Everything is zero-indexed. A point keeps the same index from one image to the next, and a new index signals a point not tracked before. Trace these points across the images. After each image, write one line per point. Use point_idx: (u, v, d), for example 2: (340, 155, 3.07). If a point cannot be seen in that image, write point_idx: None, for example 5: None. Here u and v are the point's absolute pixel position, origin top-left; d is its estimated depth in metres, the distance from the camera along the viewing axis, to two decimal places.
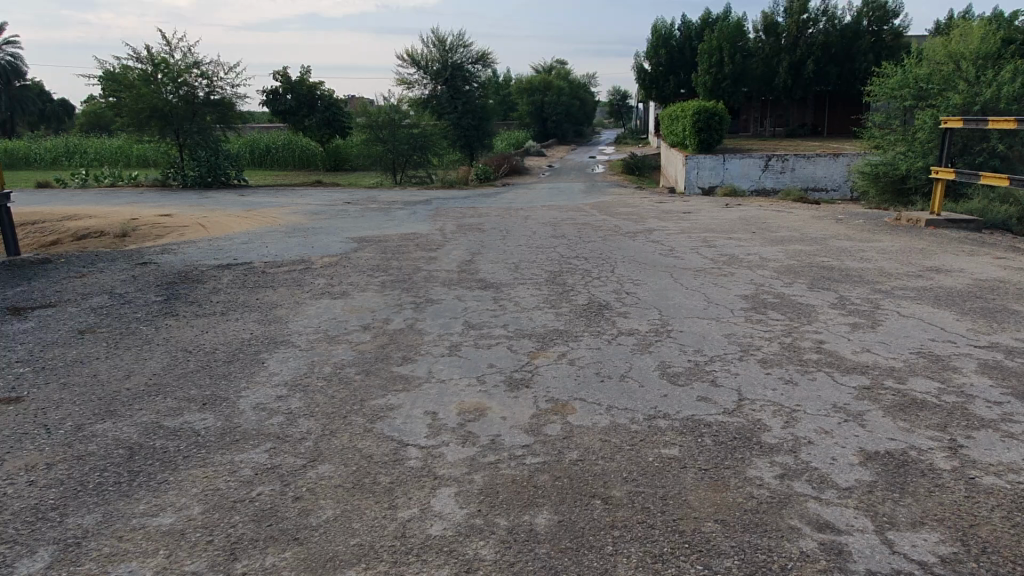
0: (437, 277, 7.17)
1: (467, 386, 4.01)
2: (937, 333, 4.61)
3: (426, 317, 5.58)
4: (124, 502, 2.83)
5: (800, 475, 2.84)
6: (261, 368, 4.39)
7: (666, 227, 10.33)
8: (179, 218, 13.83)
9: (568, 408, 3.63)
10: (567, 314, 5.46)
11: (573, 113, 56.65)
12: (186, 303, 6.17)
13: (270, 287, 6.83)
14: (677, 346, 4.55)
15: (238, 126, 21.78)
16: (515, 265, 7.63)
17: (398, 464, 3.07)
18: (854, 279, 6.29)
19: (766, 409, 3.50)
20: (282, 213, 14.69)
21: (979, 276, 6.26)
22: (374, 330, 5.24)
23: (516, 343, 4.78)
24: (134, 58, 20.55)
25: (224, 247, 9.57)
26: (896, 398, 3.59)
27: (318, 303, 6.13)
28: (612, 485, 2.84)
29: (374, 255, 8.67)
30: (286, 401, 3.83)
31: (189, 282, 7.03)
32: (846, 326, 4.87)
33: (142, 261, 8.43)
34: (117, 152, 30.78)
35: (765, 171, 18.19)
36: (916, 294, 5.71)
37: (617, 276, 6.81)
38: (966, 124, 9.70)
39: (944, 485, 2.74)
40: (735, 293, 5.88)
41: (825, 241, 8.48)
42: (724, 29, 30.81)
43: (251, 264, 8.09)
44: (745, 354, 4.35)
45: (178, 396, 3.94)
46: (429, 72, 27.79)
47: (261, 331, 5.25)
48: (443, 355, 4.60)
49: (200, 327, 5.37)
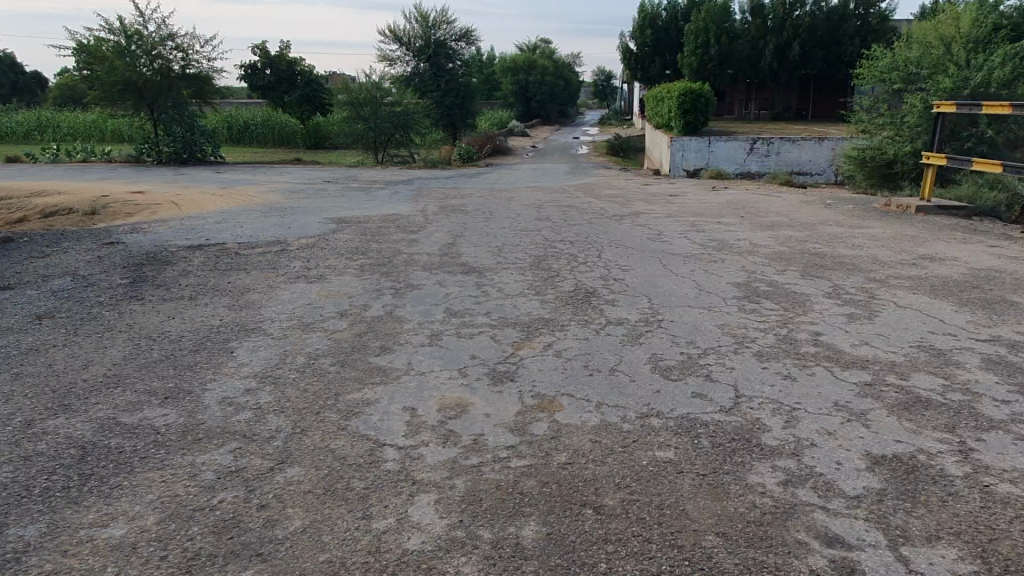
0: (419, 261, 6.90)
1: (449, 379, 3.78)
2: (937, 326, 4.45)
3: (406, 303, 5.34)
4: (72, 511, 2.58)
5: (804, 482, 2.66)
6: (229, 359, 4.14)
7: (653, 211, 10.11)
8: (151, 196, 13.40)
9: (556, 405, 3.42)
10: (553, 302, 5.23)
11: (557, 93, 56.07)
12: (152, 286, 5.87)
13: (243, 269, 6.54)
14: (668, 337, 4.35)
15: (215, 101, 21.20)
16: (499, 249, 7.39)
17: (373, 468, 2.84)
18: (848, 267, 6.12)
19: (765, 407, 3.32)
20: (259, 191, 14.30)
21: (974, 265, 6.13)
22: (351, 317, 4.98)
23: (500, 332, 4.55)
24: (106, 29, 19.90)
25: (197, 227, 9.21)
26: (901, 396, 3.42)
27: (293, 288, 5.85)
28: (605, 493, 2.64)
29: (353, 236, 8.37)
30: (255, 395, 3.58)
31: (157, 264, 6.70)
32: (843, 316, 4.70)
33: (109, 241, 8.06)
34: (90, 125, 29.95)
35: (750, 154, 18.02)
36: (912, 283, 5.55)
37: (604, 261, 6.58)
38: (958, 108, 9.53)
39: (957, 494, 2.57)
40: (726, 281, 5.68)
41: (815, 227, 8.32)
42: (710, 11, 30.27)
43: (224, 245, 7.77)
44: (740, 346, 4.15)
45: (138, 389, 3.68)
46: (411, 48, 27.28)
47: (231, 317, 4.98)
48: (423, 345, 4.36)
49: (167, 313, 5.09)
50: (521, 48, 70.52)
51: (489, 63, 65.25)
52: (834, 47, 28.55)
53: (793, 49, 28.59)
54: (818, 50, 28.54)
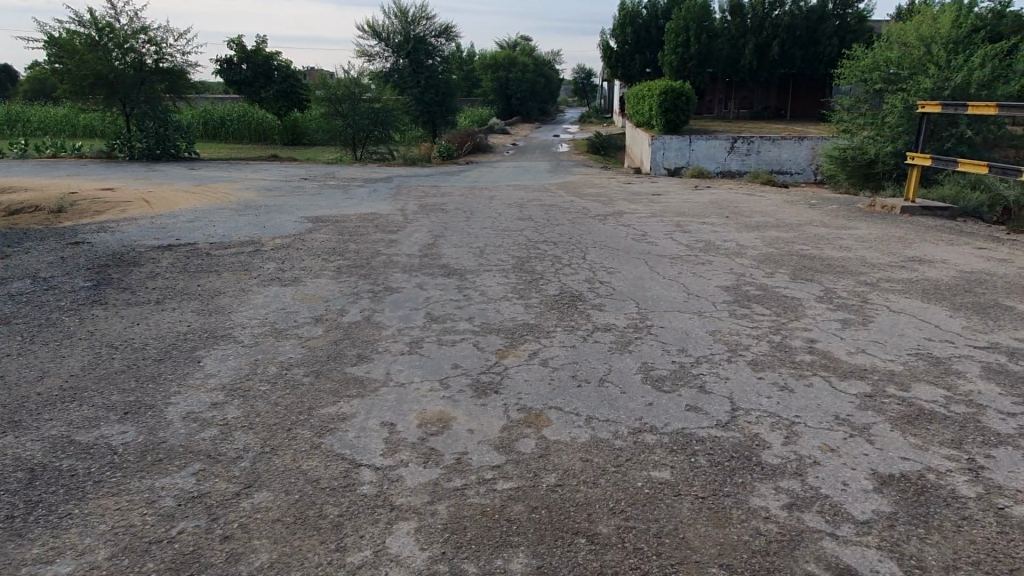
0: (398, 262, 6.68)
1: (430, 391, 3.57)
2: (934, 332, 4.32)
3: (384, 308, 5.11)
4: (13, 545, 2.33)
5: (810, 506, 2.50)
6: (196, 368, 3.90)
7: (637, 211, 9.96)
8: (122, 193, 13.03)
9: (543, 419, 3.23)
10: (538, 306, 5.05)
11: (538, 90, 55.81)
12: (117, 289, 5.59)
13: (214, 271, 6.28)
14: (658, 344, 4.17)
15: (190, 97, 20.74)
16: (481, 250, 7.20)
17: (349, 492, 2.64)
18: (837, 270, 6.01)
19: (763, 421, 3.16)
20: (233, 188, 13.97)
21: (964, 268, 6.03)
22: (327, 323, 4.75)
23: (483, 339, 4.36)
24: (76, 22, 19.37)
25: (168, 226, 8.91)
26: (903, 408, 3.27)
27: (266, 291, 5.61)
28: (599, 518, 2.45)
29: (330, 236, 8.12)
30: (223, 409, 3.35)
31: (123, 265, 6.42)
32: (836, 322, 4.56)
33: (74, 240, 7.74)
34: (61, 120, 29.28)
35: (731, 153, 17.94)
36: (902, 287, 5.44)
37: (590, 263, 6.40)
38: (943, 108, 9.43)
39: (972, 518, 2.42)
40: (715, 285, 5.54)
41: (801, 227, 8.22)
42: (690, 9, 30.26)
43: (195, 246, 7.49)
44: (734, 355, 4.00)
45: (96, 403, 3.42)
46: (391, 44, 26.98)
47: (200, 323, 4.73)
48: (402, 353, 4.15)
49: (132, 318, 4.82)
50: (502, 46, 70.46)
51: (469, 61, 65.05)
52: (812, 46, 28.62)
53: (772, 48, 28.62)
54: (798, 50, 28.58)
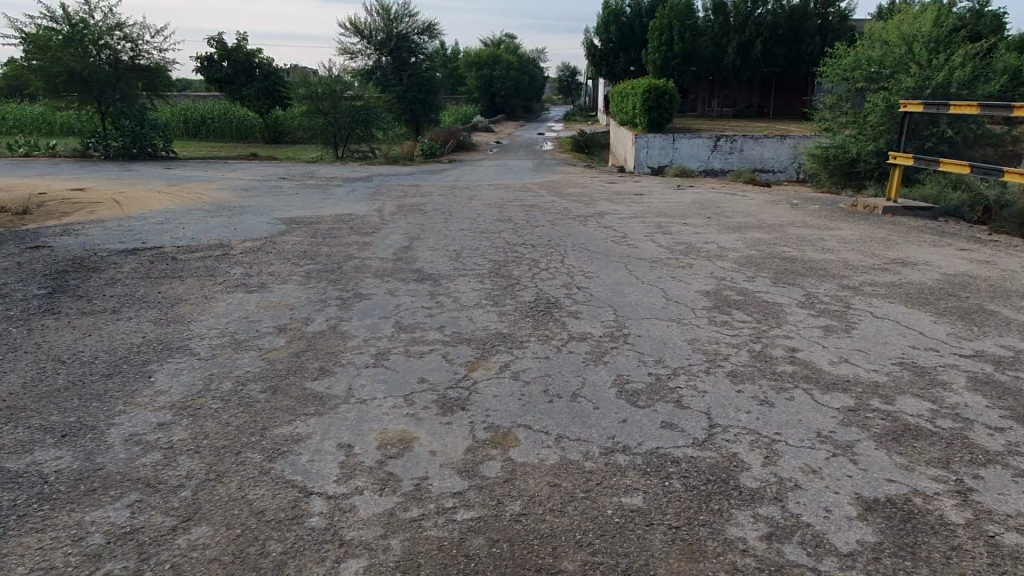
0: (370, 267, 6.48)
1: (393, 408, 3.38)
2: (918, 339, 4.19)
3: (352, 316, 4.90)
4: None
5: (790, 536, 2.34)
6: (145, 385, 3.68)
7: (619, 212, 9.80)
8: (92, 193, 12.70)
9: (510, 439, 3.05)
10: (511, 313, 4.86)
11: (522, 88, 55.62)
12: (73, 297, 5.33)
13: (178, 277, 6.04)
14: (634, 355, 4.01)
15: (167, 95, 20.36)
16: (457, 253, 7.01)
17: (295, 525, 2.44)
18: (820, 273, 5.88)
19: (742, 439, 2.99)
20: (209, 188, 13.68)
21: (947, 270, 5.93)
22: (289, 333, 4.54)
23: (452, 350, 4.17)
24: (48, 17, 18.90)
25: (136, 228, 8.64)
26: (888, 424, 3.12)
27: (229, 298, 5.38)
28: (563, 553, 2.28)
29: (302, 239, 7.89)
30: (167, 431, 3.13)
31: (83, 271, 6.16)
32: (818, 329, 4.41)
33: (35, 244, 7.44)
34: (37, 117, 28.77)
35: (714, 152, 17.83)
36: (886, 291, 5.31)
37: (567, 267, 6.23)
38: (926, 107, 9.28)
39: (961, 548, 2.27)
40: (694, 290, 5.38)
41: (782, 228, 8.10)
42: (674, 8, 30.14)
43: (161, 249, 7.23)
44: (713, 365, 3.84)
45: (32, 425, 3.20)
46: (373, 42, 26.60)
47: (156, 334, 4.50)
48: (366, 366, 3.96)
49: (84, 329, 4.58)
50: (487, 44, 70.16)
51: (453, 58, 64.73)
52: (795, 45, 28.64)
53: (755, 47, 28.63)
54: (780, 48, 28.60)
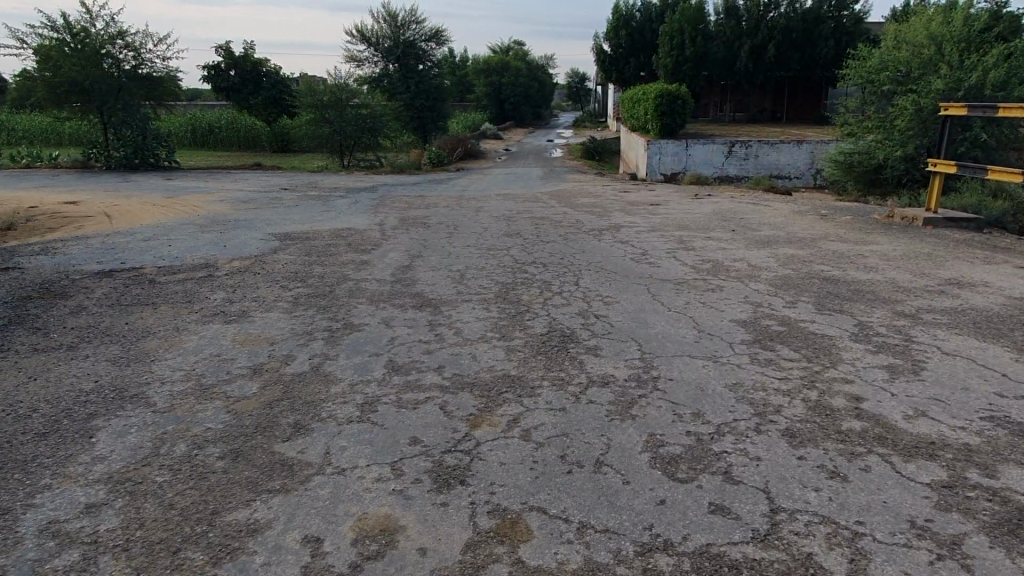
0: (367, 289, 5.88)
1: (378, 482, 2.76)
2: (1005, 384, 3.53)
3: (338, 353, 4.28)
4: None
5: None
6: (85, 448, 3.07)
7: (635, 224, 9.20)
8: (85, 205, 12.22)
9: (520, 529, 2.43)
10: (521, 349, 4.24)
11: (532, 95, 55.02)
12: (28, 330, 4.75)
13: (151, 303, 5.46)
14: (668, 407, 3.36)
15: (169, 104, 19.85)
16: (461, 273, 6.41)
17: None
18: (866, 296, 5.24)
19: (815, 532, 2.35)
20: (206, 200, 13.15)
21: (1012, 293, 5.26)
22: (265, 375, 3.93)
23: (453, 398, 3.55)
24: (49, 26, 18.44)
25: (118, 246, 8.04)
26: (998, 509, 2.46)
27: (203, 330, 4.77)
28: None
29: (294, 257, 7.29)
30: (96, 517, 2.53)
31: (49, 298, 5.58)
32: (881, 370, 3.76)
33: (7, 266, 6.86)
34: (46, 128, 28.58)
35: (729, 157, 17.14)
36: (948, 318, 4.66)
37: (583, 291, 5.61)
38: (971, 112, 8.41)
39: None
40: (727, 319, 4.73)
41: (816, 243, 7.44)
42: (685, 11, 29.45)
43: (140, 270, 6.66)
44: (765, 420, 3.19)
45: None
46: (380, 49, 26.05)
47: (111, 377, 3.90)
48: (351, 421, 3.33)
49: (29, 372, 3.98)
50: (496, 50, 69.77)
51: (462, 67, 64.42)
52: (809, 48, 27.91)
53: (768, 51, 27.91)
54: (793, 52, 27.92)
